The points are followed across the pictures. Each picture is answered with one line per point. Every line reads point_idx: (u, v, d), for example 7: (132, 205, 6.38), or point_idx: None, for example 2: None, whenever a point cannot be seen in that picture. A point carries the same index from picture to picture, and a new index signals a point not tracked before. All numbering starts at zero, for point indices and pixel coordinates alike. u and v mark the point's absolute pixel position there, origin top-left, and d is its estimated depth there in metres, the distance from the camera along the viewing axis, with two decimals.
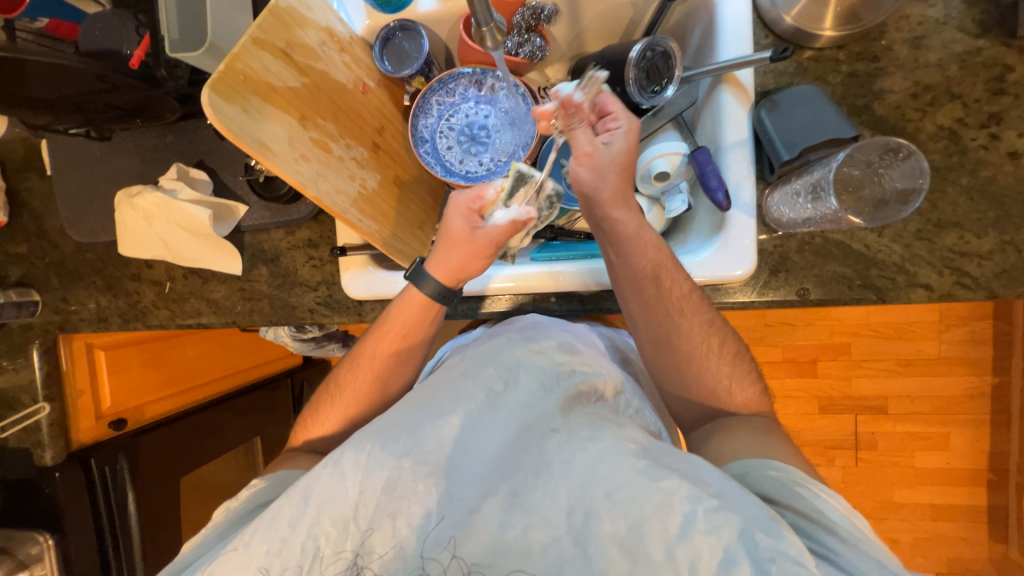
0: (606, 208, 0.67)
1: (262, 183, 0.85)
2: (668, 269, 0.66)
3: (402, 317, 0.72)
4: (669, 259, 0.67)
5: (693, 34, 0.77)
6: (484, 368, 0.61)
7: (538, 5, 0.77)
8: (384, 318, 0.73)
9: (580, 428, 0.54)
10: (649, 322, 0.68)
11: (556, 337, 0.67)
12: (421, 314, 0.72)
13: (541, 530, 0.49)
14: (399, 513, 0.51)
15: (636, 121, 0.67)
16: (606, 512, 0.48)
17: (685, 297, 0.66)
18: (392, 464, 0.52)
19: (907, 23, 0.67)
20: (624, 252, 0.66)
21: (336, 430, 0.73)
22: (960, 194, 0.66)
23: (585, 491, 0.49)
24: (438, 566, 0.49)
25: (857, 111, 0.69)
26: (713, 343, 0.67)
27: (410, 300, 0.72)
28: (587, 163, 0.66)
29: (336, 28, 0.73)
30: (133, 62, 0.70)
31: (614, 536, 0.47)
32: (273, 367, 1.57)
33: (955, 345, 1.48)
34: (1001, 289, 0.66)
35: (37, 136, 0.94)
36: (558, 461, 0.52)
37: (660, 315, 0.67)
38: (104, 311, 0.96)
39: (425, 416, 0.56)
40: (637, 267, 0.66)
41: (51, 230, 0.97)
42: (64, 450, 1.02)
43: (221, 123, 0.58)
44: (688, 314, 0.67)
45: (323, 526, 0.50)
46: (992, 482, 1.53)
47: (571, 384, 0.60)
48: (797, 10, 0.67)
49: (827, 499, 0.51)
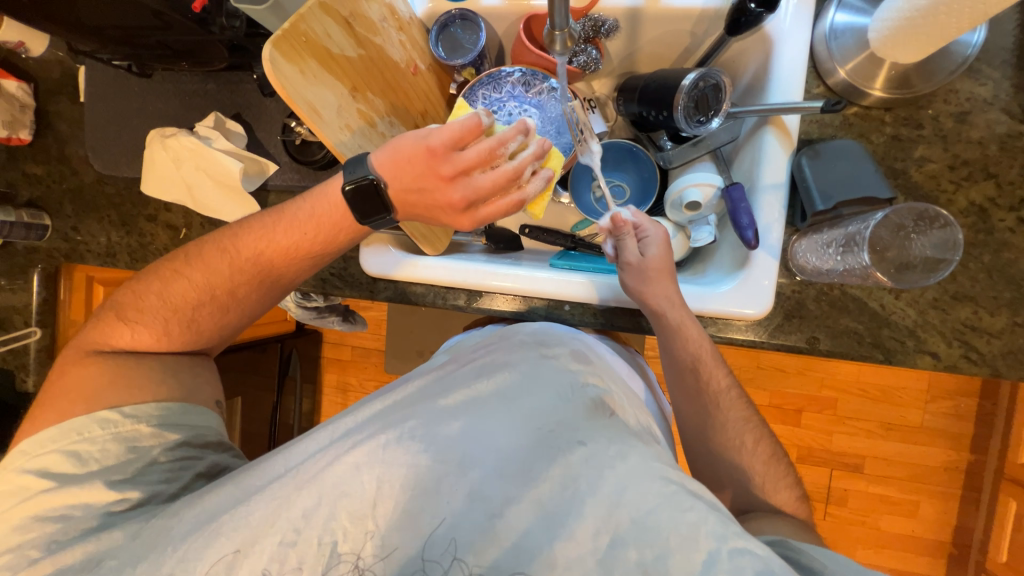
0: (650, 300, 0.70)
1: (297, 145, 0.83)
2: (707, 366, 0.70)
3: (315, 219, 0.67)
4: (711, 355, 0.70)
5: (745, 72, 0.78)
6: (500, 370, 0.62)
7: (600, 18, 0.78)
8: (294, 211, 0.68)
9: (606, 445, 0.53)
10: (686, 403, 0.73)
11: (571, 343, 0.69)
12: (343, 221, 0.67)
13: (567, 545, 0.48)
14: (418, 512, 0.51)
15: (662, 228, 0.73)
16: (631, 539, 0.47)
17: (722, 393, 0.71)
18: (410, 459, 0.52)
19: (955, 97, 0.69)
20: (667, 344, 0.70)
21: (167, 316, 0.67)
22: (980, 271, 0.68)
23: (611, 514, 0.49)
24: (439, 568, 0.49)
25: (894, 174, 0.70)
26: (745, 438, 0.70)
27: (336, 197, 0.66)
28: (633, 271, 0.70)
29: (398, 7, 0.73)
30: (195, 6, 0.68)
31: (637, 564, 0.46)
32: (267, 329, 1.57)
33: (939, 416, 1.51)
34: (1005, 369, 0.67)
35: (77, 62, 0.93)
36: (586, 477, 0.51)
37: (699, 404, 0.71)
38: (113, 246, 0.95)
39: (436, 412, 0.57)
40: (679, 357, 0.70)
41: (73, 157, 0.96)
42: (46, 378, 1.02)
43: (275, 79, 0.58)
44: (723, 407, 0.71)
45: (339, 521, 0.50)
46: (953, 555, 1.55)
47: (586, 396, 0.60)
48: (852, 65, 0.68)
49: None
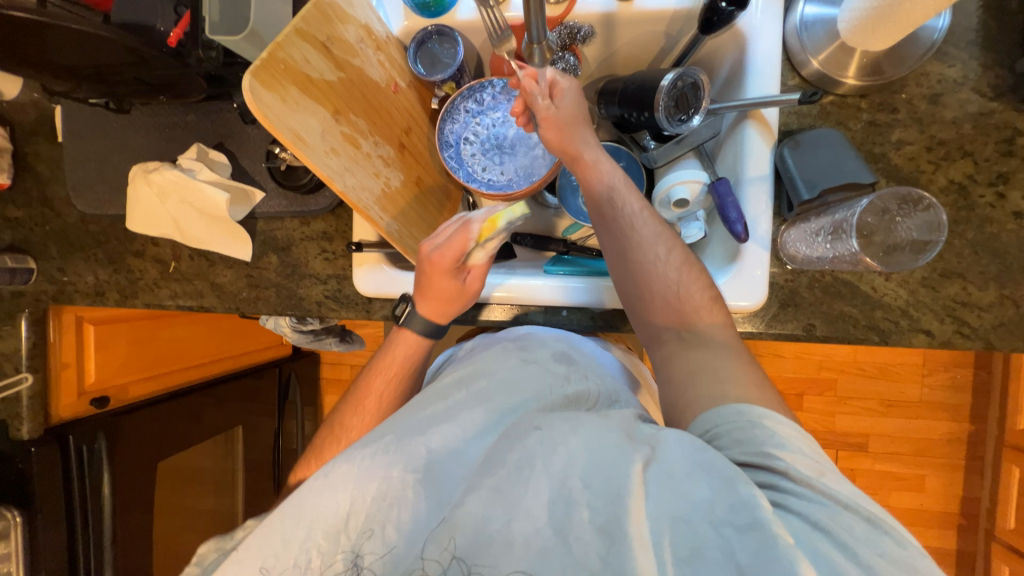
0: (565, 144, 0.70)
1: (282, 171, 0.83)
2: (621, 191, 0.68)
3: (394, 353, 0.76)
4: (622, 181, 0.69)
5: (721, 69, 0.79)
6: (477, 379, 0.63)
7: (575, 25, 0.79)
8: (377, 358, 0.77)
9: (559, 423, 0.52)
10: (610, 244, 0.68)
11: (553, 347, 0.70)
12: (416, 344, 0.76)
13: (524, 522, 0.45)
14: (384, 520, 0.49)
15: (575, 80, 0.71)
16: (583, 499, 0.46)
17: (637, 215, 0.66)
18: (382, 473, 0.50)
19: (927, 80, 0.70)
20: (583, 178, 0.70)
21: None
22: (965, 247, 0.69)
23: (564, 484, 0.47)
24: (438, 566, 0.45)
25: (874, 158, 0.71)
26: (658, 249, 0.65)
27: (401, 340, 0.76)
28: (548, 125, 0.70)
29: (374, 26, 0.73)
30: (170, 40, 0.68)
31: (591, 523, 0.45)
32: (262, 355, 1.56)
33: (937, 389, 1.53)
34: (998, 341, 0.68)
35: (52, 102, 0.92)
36: (540, 456, 0.48)
37: (615, 233, 0.67)
38: (102, 285, 0.94)
39: (413, 423, 0.55)
40: (593, 188, 0.69)
41: (54, 198, 0.95)
42: (42, 424, 0.99)
43: (257, 108, 0.58)
44: (637, 226, 0.66)
45: (315, 540, 0.49)
46: (962, 526, 1.57)
47: (563, 392, 0.61)
48: (824, 56, 0.70)
49: (784, 442, 0.48)
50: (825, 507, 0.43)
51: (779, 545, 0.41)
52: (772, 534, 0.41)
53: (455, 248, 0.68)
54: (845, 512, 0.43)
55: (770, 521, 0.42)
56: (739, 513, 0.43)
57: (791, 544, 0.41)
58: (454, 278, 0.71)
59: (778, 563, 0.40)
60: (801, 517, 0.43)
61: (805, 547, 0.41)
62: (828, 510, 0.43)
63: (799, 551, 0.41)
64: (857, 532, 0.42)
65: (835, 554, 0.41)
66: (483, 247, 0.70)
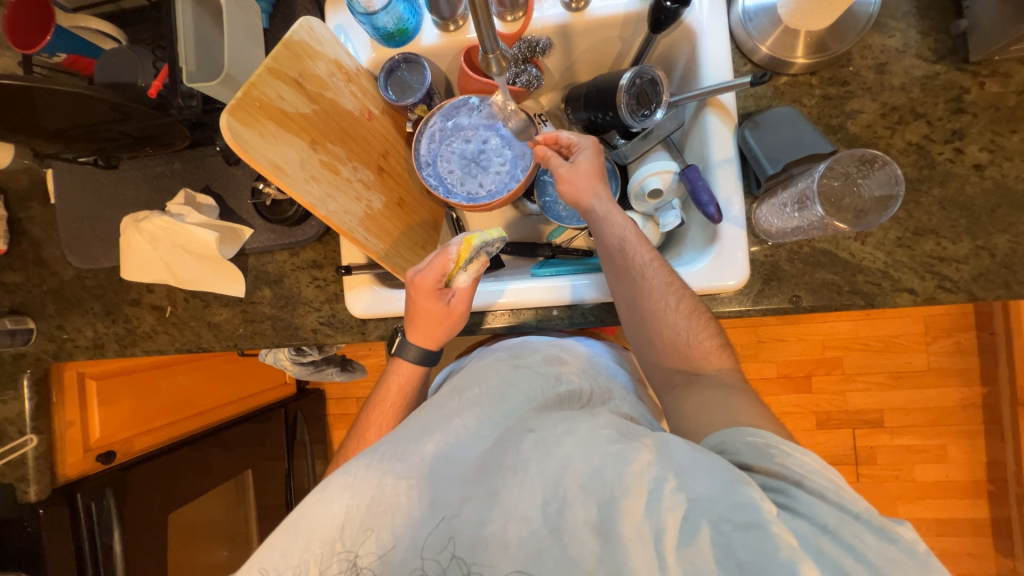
0: (580, 198, 0.73)
1: (267, 207, 0.85)
2: (632, 243, 0.69)
3: (392, 389, 0.77)
4: (634, 234, 0.70)
5: (678, 64, 0.83)
6: (469, 388, 0.62)
7: (534, 39, 0.83)
8: (376, 392, 0.77)
9: (552, 427, 0.53)
10: (621, 290, 0.69)
11: (544, 351, 0.70)
12: (410, 375, 0.77)
13: (518, 525, 0.47)
14: (378, 525, 0.48)
15: (593, 140, 0.76)
16: (578, 500, 0.47)
17: (648, 265, 0.68)
18: (376, 481, 0.50)
19: (871, 51, 0.74)
20: (594, 225, 0.73)
21: None
22: (933, 204, 0.71)
23: (559, 485, 0.48)
24: (438, 567, 0.46)
25: (833, 130, 0.74)
26: (670, 299, 0.66)
27: (397, 380, 0.77)
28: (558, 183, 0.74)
29: (343, 61, 0.77)
30: (151, 91, 0.72)
31: (586, 523, 0.45)
32: (265, 397, 1.57)
33: (942, 356, 1.52)
34: (980, 291, 0.69)
35: (43, 167, 0.96)
36: (534, 459, 0.50)
37: (627, 280, 0.68)
38: (101, 337, 0.95)
39: (415, 434, 0.55)
40: (605, 238, 0.71)
41: (50, 258, 0.97)
42: (50, 484, 0.98)
43: (236, 144, 0.61)
44: (649, 276, 0.67)
45: (313, 551, 0.49)
46: (992, 494, 1.53)
47: (555, 392, 0.61)
48: (771, 40, 0.73)
49: (801, 456, 0.49)
50: (832, 513, 0.44)
51: (780, 547, 0.40)
52: (771, 533, 0.41)
53: (435, 270, 0.70)
54: (853, 522, 0.44)
55: (771, 522, 0.42)
56: (741, 512, 0.42)
57: (794, 547, 0.41)
58: (439, 298, 0.73)
59: (779, 564, 0.40)
60: (809, 520, 0.43)
61: (809, 548, 0.42)
62: (835, 514, 0.44)
63: (803, 553, 0.41)
64: (868, 541, 0.42)
65: (842, 556, 0.41)
66: (462, 269, 0.71)
